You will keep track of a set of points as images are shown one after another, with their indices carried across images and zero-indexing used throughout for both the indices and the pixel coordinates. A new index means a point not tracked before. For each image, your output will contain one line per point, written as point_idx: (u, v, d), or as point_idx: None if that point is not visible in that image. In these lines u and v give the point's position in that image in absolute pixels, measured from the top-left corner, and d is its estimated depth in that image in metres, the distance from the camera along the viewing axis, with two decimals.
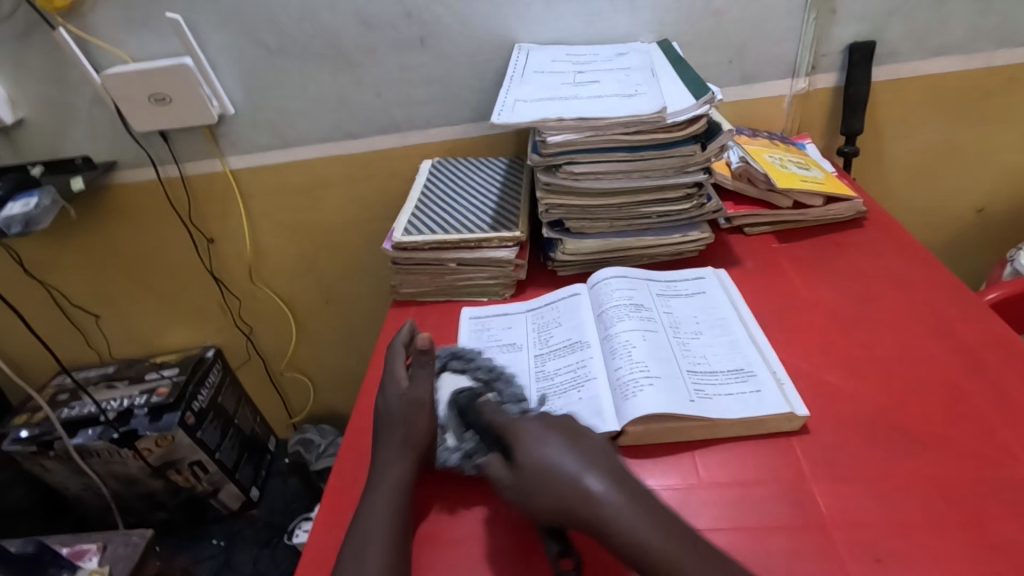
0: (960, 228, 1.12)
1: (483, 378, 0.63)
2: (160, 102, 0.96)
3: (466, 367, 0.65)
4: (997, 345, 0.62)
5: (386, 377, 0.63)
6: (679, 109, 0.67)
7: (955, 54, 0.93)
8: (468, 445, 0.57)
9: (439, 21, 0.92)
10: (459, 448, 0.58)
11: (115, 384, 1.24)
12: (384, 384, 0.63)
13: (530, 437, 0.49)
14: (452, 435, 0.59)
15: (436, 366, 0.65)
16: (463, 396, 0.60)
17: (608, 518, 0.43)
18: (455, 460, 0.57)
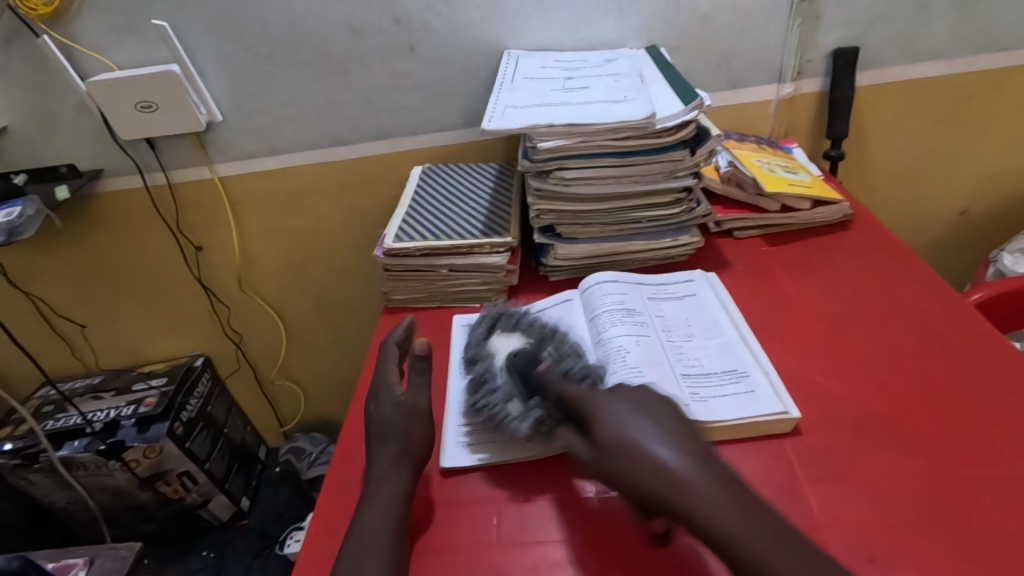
0: (945, 229, 1.14)
1: (473, 355, 0.65)
2: (147, 110, 0.95)
3: (514, 328, 0.66)
4: (982, 346, 0.63)
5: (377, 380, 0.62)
6: (668, 114, 0.68)
7: (936, 58, 0.95)
8: (535, 413, 0.56)
9: (428, 27, 0.92)
10: (526, 417, 0.57)
11: (101, 395, 1.23)
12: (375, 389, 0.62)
13: (612, 417, 0.47)
14: (517, 405, 0.58)
15: (484, 325, 0.68)
16: (520, 359, 0.60)
17: (704, 498, 0.41)
18: (523, 429, 0.56)
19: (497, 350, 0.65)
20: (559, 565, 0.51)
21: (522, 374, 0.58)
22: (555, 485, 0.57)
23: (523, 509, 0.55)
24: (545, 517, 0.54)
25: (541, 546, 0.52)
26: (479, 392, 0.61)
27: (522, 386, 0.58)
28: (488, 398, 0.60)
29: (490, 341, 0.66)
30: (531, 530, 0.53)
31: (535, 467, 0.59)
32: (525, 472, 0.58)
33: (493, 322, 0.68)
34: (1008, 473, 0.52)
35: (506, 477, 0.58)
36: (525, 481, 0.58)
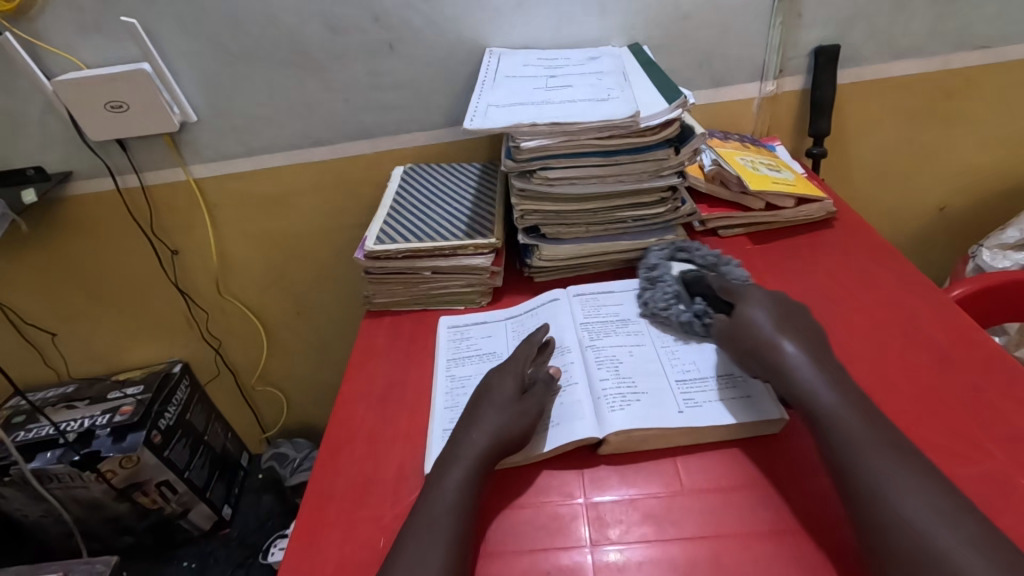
0: (925, 225, 1.15)
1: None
2: (118, 109, 0.92)
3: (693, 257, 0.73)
4: (967, 343, 0.63)
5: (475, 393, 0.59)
6: (652, 113, 0.67)
7: (915, 56, 0.95)
8: (698, 308, 0.66)
9: (408, 24, 0.90)
10: (689, 310, 0.66)
11: (74, 404, 1.19)
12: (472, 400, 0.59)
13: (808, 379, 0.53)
14: (681, 302, 0.67)
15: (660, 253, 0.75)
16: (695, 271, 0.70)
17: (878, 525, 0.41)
18: (687, 319, 0.65)
19: (673, 266, 0.73)
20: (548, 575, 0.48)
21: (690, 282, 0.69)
22: (554, 489, 0.55)
23: (515, 516, 0.53)
24: (534, 526, 0.52)
25: (531, 554, 0.50)
26: (649, 288, 0.71)
27: (683, 288, 0.69)
28: (658, 292, 0.69)
29: (670, 262, 0.74)
30: (521, 539, 0.51)
31: (530, 472, 0.56)
32: (519, 477, 0.56)
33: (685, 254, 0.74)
34: (995, 471, 0.52)
35: (499, 485, 0.55)
36: (521, 487, 0.55)
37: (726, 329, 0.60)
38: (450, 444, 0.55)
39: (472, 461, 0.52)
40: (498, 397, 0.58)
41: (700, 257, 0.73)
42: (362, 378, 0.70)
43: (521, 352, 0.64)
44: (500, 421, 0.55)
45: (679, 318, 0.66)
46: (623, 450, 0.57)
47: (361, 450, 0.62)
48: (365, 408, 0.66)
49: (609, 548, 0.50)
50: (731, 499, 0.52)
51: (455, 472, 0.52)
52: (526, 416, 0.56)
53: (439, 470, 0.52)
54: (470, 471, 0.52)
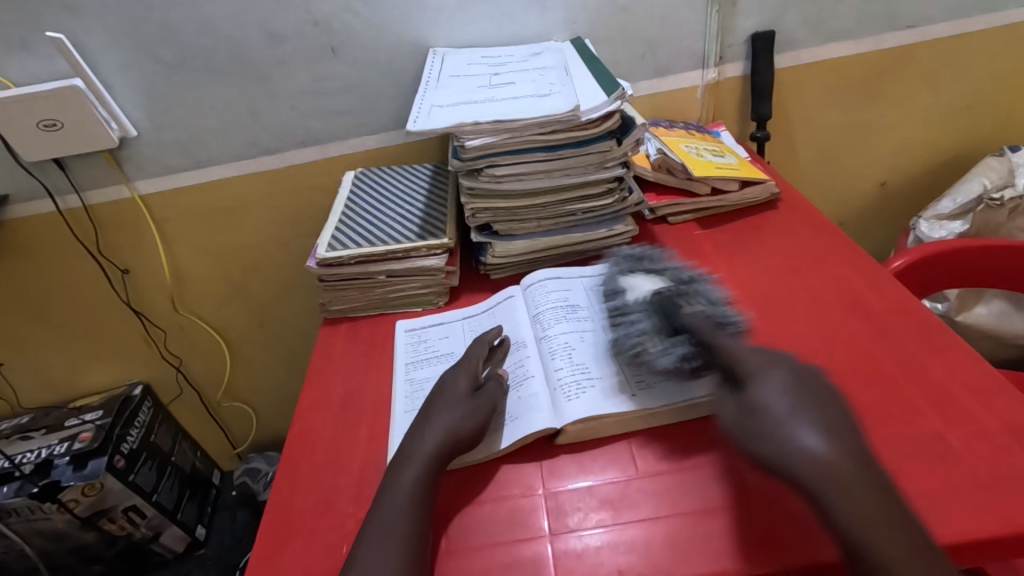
0: (868, 201, 1.19)
1: (612, 288, 0.66)
2: (51, 128, 0.89)
3: (657, 270, 0.66)
4: (902, 312, 0.66)
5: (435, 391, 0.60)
6: (592, 106, 0.68)
7: (847, 38, 0.99)
8: (679, 349, 0.56)
9: (348, 28, 0.89)
10: (668, 353, 0.57)
11: (29, 435, 1.15)
12: (433, 399, 0.59)
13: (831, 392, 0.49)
14: (653, 342, 0.58)
15: (622, 266, 0.68)
16: (663, 295, 0.60)
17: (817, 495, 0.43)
18: (665, 363, 0.56)
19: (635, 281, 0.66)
20: (508, 567, 0.49)
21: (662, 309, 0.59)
22: (516, 481, 0.55)
23: (476, 513, 0.53)
24: (495, 520, 0.52)
25: (492, 549, 0.50)
26: (621, 324, 0.62)
27: (659, 321, 0.59)
28: (628, 331, 0.61)
29: (627, 278, 0.67)
30: (484, 534, 0.52)
31: (489, 469, 0.57)
32: (480, 473, 0.57)
33: (640, 265, 0.68)
34: (930, 433, 0.54)
35: (456, 483, 0.56)
36: (483, 482, 0.56)
37: (737, 423, 0.48)
38: (405, 442, 0.55)
39: (429, 461, 0.53)
40: (451, 395, 0.59)
41: (665, 271, 0.65)
42: (320, 387, 0.70)
43: (473, 352, 0.64)
44: (452, 420, 0.56)
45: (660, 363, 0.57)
46: (580, 439, 0.58)
47: (323, 459, 0.61)
48: (325, 417, 0.66)
49: (570, 535, 0.50)
50: (692, 479, 0.53)
51: (409, 472, 0.52)
52: (480, 412, 0.57)
53: (396, 471, 0.53)
54: (427, 470, 0.52)
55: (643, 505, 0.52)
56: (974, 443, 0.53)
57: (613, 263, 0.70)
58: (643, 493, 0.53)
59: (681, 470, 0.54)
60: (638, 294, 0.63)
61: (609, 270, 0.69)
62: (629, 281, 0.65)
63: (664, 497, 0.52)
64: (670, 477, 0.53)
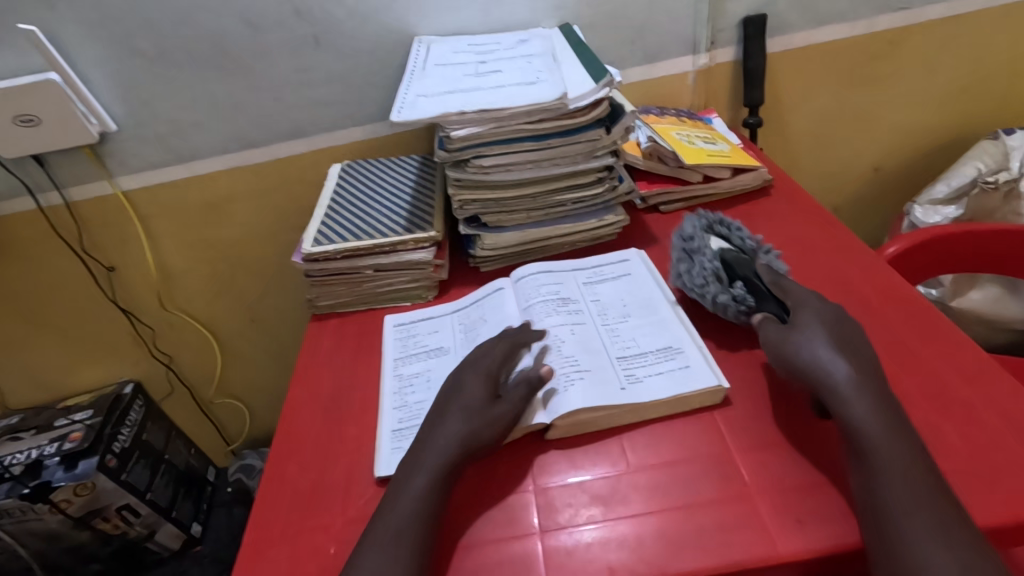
0: (862, 186, 1.18)
1: (688, 234, 0.69)
2: (28, 124, 0.86)
3: (730, 235, 0.69)
4: (896, 300, 0.65)
5: (456, 390, 0.57)
6: (580, 94, 0.66)
7: (840, 21, 0.97)
8: (737, 293, 0.62)
9: (331, 17, 0.87)
10: (728, 293, 0.62)
11: (20, 435, 1.14)
12: (452, 398, 0.57)
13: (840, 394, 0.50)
14: (716, 284, 0.63)
15: (700, 222, 0.70)
16: (736, 254, 0.66)
17: None
18: (726, 300, 0.62)
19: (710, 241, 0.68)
20: (498, 565, 0.48)
21: (732, 262, 0.65)
22: (508, 478, 0.54)
23: (463, 510, 0.52)
24: (484, 518, 0.52)
25: (481, 547, 0.50)
26: (688, 261, 0.67)
27: (723, 269, 0.65)
28: (699, 268, 0.65)
29: (708, 234, 0.69)
30: (472, 532, 0.51)
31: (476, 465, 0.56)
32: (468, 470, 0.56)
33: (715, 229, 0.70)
34: (923, 422, 0.53)
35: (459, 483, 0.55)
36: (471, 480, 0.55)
37: (779, 343, 0.55)
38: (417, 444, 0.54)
39: (438, 466, 0.51)
40: (470, 401, 0.55)
41: (740, 239, 0.68)
42: (308, 384, 0.69)
43: (495, 351, 0.60)
44: (469, 428, 0.53)
45: (716, 300, 0.62)
46: (571, 433, 0.57)
47: (311, 457, 0.60)
48: (313, 414, 0.65)
49: (561, 532, 0.50)
50: (683, 473, 0.52)
51: (419, 479, 0.51)
52: (506, 417, 0.55)
53: (407, 477, 0.51)
54: (439, 478, 0.51)
55: (635, 500, 0.51)
56: (968, 431, 0.52)
57: (685, 220, 0.72)
58: (634, 486, 0.52)
59: (672, 464, 0.53)
60: (716, 246, 0.67)
61: (686, 221, 0.71)
62: (710, 236, 0.69)
63: (655, 492, 0.51)
64: (661, 470, 0.53)
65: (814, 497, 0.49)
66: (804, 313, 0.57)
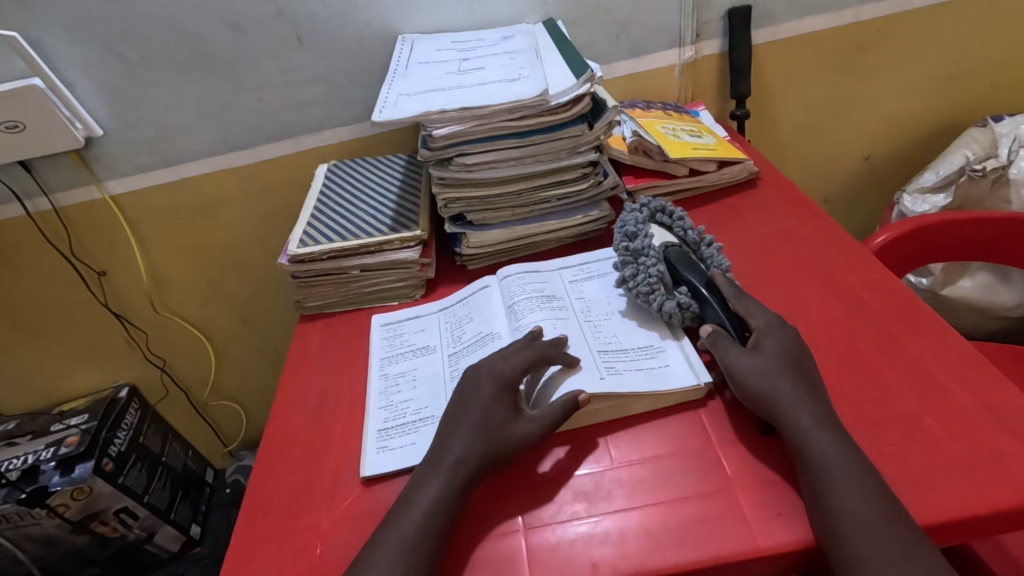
0: (852, 176, 1.18)
1: (631, 230, 0.67)
2: (13, 130, 0.86)
3: (671, 225, 0.69)
4: (881, 290, 0.65)
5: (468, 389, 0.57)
6: (560, 90, 0.66)
7: (825, 10, 0.97)
8: (682, 299, 0.62)
9: (314, 17, 0.87)
10: (673, 299, 0.62)
11: (16, 441, 1.14)
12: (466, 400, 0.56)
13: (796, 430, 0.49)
14: (662, 291, 0.63)
15: (642, 212, 0.70)
16: (681, 254, 0.65)
17: None
18: (671, 308, 0.61)
19: (654, 236, 0.67)
20: (483, 562, 0.49)
21: (676, 263, 0.64)
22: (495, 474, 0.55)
23: None
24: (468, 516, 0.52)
25: (466, 545, 0.50)
26: (633, 264, 0.65)
27: (668, 272, 0.64)
28: (642, 272, 0.64)
29: (649, 225, 0.69)
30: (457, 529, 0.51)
31: None
32: None
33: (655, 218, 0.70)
34: (906, 413, 0.53)
35: None
36: None
37: (746, 370, 0.54)
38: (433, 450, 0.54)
39: (450, 473, 0.51)
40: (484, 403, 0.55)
41: (681, 231, 0.68)
42: (296, 386, 0.69)
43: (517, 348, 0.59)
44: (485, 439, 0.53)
45: (662, 307, 0.62)
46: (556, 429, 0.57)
47: (298, 459, 0.60)
48: (301, 416, 0.65)
49: (545, 528, 0.50)
50: (667, 468, 0.52)
51: (430, 487, 0.50)
52: (529, 435, 0.53)
53: (420, 485, 0.51)
54: (450, 487, 0.50)
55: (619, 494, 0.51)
56: (950, 421, 0.52)
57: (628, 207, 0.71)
58: (617, 481, 0.52)
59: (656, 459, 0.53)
60: (656, 242, 0.66)
61: (627, 214, 0.70)
62: (650, 228, 0.68)
63: (638, 486, 0.52)
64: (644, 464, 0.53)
65: (795, 490, 0.49)
66: (768, 336, 0.56)
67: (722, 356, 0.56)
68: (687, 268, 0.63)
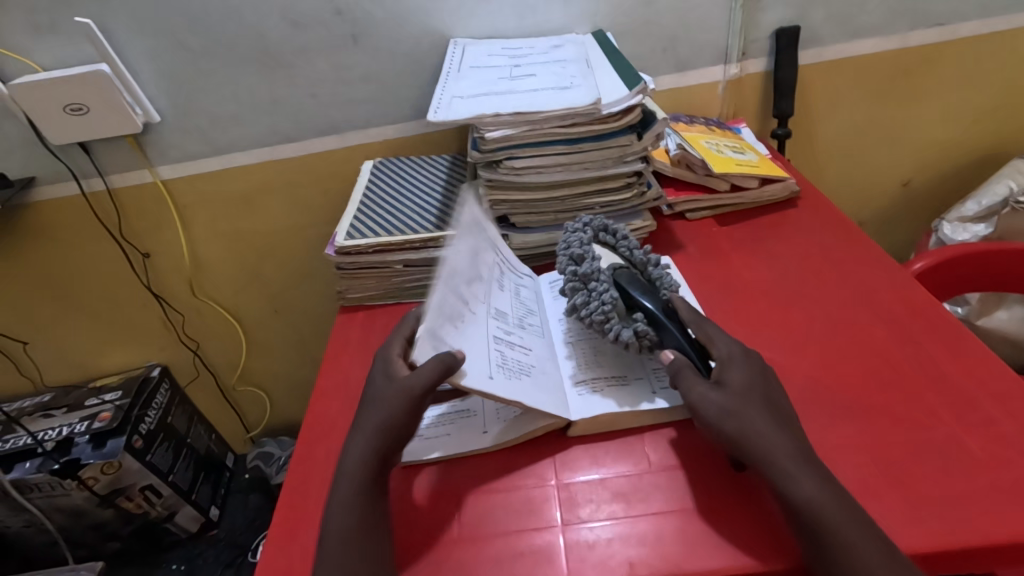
0: (889, 201, 1.18)
1: (578, 254, 0.65)
2: (77, 112, 0.90)
3: (617, 244, 0.67)
4: (923, 314, 0.65)
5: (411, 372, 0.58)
6: (613, 100, 0.68)
7: (874, 35, 0.97)
8: (639, 326, 0.59)
9: (371, 17, 0.90)
10: (630, 328, 0.60)
11: (51, 413, 1.17)
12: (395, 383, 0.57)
13: None
14: (617, 318, 0.60)
15: (589, 229, 0.68)
16: (632, 275, 0.63)
17: None
18: (628, 337, 0.59)
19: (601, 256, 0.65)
20: (521, 555, 0.49)
21: (628, 287, 0.61)
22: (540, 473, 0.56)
23: (485, 501, 0.54)
24: (507, 509, 0.53)
25: (503, 537, 0.51)
26: (583, 292, 0.63)
27: (622, 297, 0.62)
28: (594, 299, 0.61)
29: (594, 247, 0.67)
30: (494, 522, 0.52)
31: (500, 457, 0.58)
32: (490, 463, 0.57)
33: (602, 235, 0.68)
34: (948, 437, 0.53)
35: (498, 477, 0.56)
36: (490, 473, 0.56)
37: (718, 402, 0.51)
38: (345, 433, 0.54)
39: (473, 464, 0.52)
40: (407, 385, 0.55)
41: (627, 249, 0.67)
42: (337, 373, 0.71)
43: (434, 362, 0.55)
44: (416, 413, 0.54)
45: (619, 337, 0.59)
46: (593, 431, 0.58)
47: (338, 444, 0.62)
48: (342, 402, 0.67)
49: (581, 527, 0.51)
50: (701, 475, 0.53)
51: None
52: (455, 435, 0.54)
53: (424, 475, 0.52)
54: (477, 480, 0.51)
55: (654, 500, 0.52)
56: (993, 448, 0.52)
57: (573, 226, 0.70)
58: (652, 485, 0.53)
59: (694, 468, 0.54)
60: (603, 264, 0.64)
61: (571, 234, 0.68)
62: (596, 249, 0.66)
63: (675, 493, 0.52)
64: (682, 470, 0.54)
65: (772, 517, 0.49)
66: (731, 368, 0.55)
67: (688, 390, 0.53)
68: (641, 294, 0.60)
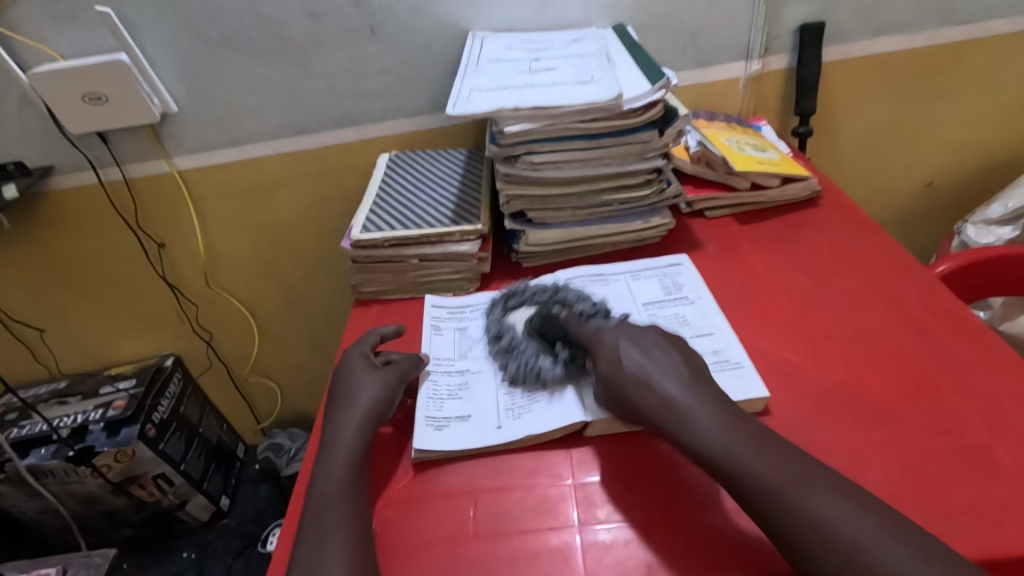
0: (910, 202, 1.16)
1: (494, 332, 0.67)
2: (96, 102, 0.90)
3: (525, 299, 0.70)
4: (950, 318, 0.64)
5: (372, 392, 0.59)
6: (635, 95, 0.67)
7: (900, 32, 0.95)
8: (563, 356, 0.61)
9: (389, 9, 0.89)
10: (557, 363, 0.61)
11: (66, 400, 1.18)
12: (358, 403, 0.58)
13: None
14: (544, 357, 0.62)
15: (498, 304, 0.70)
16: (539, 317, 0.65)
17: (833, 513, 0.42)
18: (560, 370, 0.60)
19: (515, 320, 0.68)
20: (537, 555, 0.49)
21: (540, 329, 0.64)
22: (556, 473, 0.55)
23: (501, 500, 0.53)
24: (523, 508, 0.52)
25: (519, 536, 0.50)
26: (509, 360, 0.64)
27: (541, 341, 0.64)
28: (517, 362, 0.62)
29: (508, 317, 0.69)
30: (510, 520, 0.52)
31: (517, 457, 0.57)
32: (506, 462, 0.56)
33: (517, 298, 0.70)
34: (975, 444, 0.52)
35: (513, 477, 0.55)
36: (507, 471, 0.56)
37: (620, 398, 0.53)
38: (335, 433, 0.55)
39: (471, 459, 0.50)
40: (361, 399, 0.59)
41: (534, 296, 0.69)
42: None
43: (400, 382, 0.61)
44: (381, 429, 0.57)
45: (553, 376, 0.60)
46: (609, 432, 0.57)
47: None
48: None
49: (598, 527, 0.50)
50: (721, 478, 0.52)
51: None
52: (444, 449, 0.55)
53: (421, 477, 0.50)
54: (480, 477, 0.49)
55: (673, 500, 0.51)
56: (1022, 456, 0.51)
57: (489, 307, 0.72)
58: (671, 486, 0.52)
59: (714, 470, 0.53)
60: (516, 326, 0.67)
61: (487, 319, 0.70)
62: (507, 321, 0.68)
63: (694, 494, 0.51)
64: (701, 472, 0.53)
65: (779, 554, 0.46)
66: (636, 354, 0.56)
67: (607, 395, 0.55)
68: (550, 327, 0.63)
